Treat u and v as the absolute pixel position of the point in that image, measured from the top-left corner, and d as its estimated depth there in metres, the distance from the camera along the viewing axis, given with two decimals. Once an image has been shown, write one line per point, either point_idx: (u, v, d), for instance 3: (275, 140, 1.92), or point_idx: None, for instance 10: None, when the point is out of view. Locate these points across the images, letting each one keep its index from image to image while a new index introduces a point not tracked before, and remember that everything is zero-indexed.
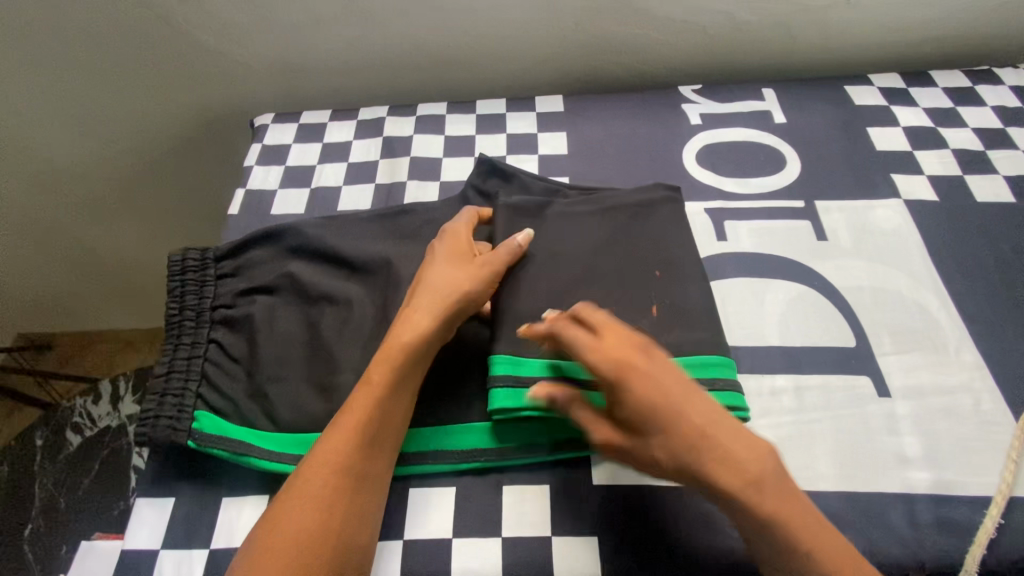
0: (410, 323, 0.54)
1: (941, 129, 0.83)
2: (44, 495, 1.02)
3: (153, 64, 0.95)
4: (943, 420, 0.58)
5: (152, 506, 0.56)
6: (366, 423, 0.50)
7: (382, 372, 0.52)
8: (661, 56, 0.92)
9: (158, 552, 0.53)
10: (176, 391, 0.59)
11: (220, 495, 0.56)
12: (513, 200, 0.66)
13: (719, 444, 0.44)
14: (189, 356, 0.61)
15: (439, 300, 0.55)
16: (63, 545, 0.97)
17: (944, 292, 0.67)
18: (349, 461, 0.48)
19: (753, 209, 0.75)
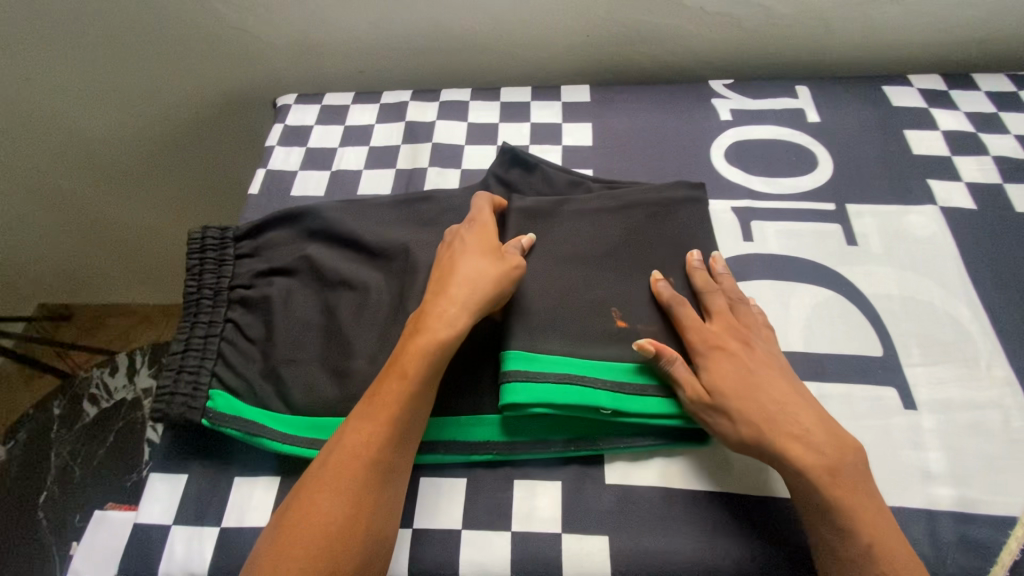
0: (444, 317, 0.53)
1: (981, 134, 0.79)
2: (60, 464, 1.04)
3: (177, 41, 0.94)
4: (970, 436, 0.56)
5: (166, 481, 0.56)
6: (397, 418, 0.49)
7: (415, 366, 0.51)
8: (692, 49, 0.89)
9: (170, 527, 0.54)
10: (192, 368, 0.59)
11: (232, 474, 0.56)
12: (525, 202, 0.65)
13: (806, 430, 0.49)
14: (206, 334, 0.61)
15: (475, 296, 0.54)
16: (75, 514, 0.98)
17: (978, 305, 0.65)
18: (378, 455, 0.48)
19: (781, 209, 0.73)
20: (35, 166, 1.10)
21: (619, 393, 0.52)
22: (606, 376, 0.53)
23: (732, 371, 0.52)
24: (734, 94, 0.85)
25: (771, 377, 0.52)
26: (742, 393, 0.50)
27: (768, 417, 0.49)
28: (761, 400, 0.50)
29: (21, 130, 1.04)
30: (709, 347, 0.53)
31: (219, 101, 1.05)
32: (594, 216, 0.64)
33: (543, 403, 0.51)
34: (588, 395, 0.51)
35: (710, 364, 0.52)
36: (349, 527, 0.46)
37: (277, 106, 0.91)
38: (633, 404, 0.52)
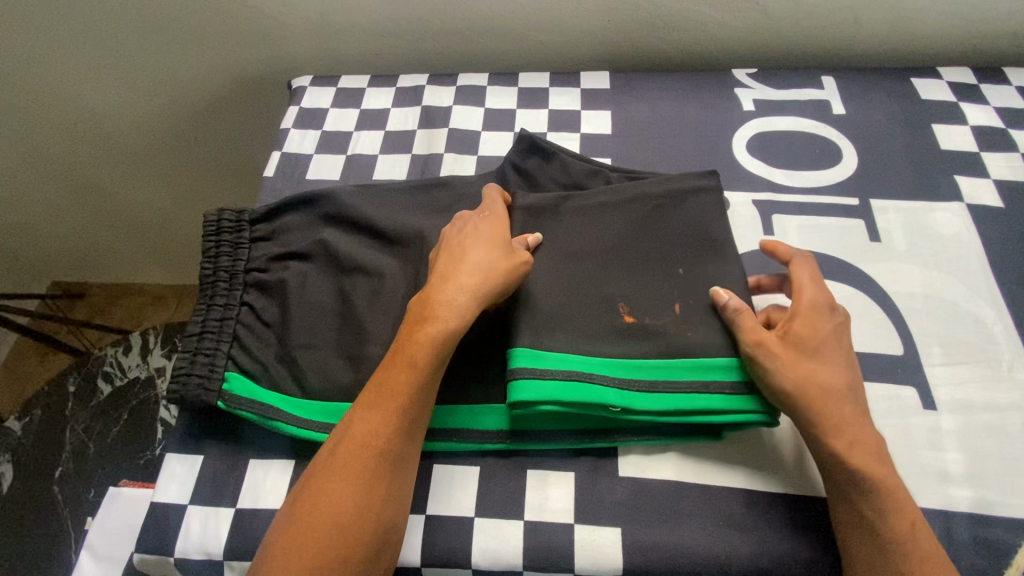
0: (452, 306, 0.52)
1: (1012, 131, 0.77)
2: (75, 440, 1.06)
3: (192, 20, 0.93)
4: (991, 438, 0.55)
5: (182, 461, 0.57)
6: (405, 406, 0.49)
7: (423, 355, 0.50)
8: (716, 36, 0.87)
9: (186, 506, 0.54)
10: (208, 351, 0.59)
11: (247, 457, 0.57)
12: (531, 198, 0.64)
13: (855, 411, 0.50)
14: (221, 317, 0.61)
15: (487, 285, 0.53)
16: (90, 490, 1.00)
17: (1002, 306, 0.63)
18: (386, 444, 0.48)
19: (803, 203, 0.71)
20: (52, 144, 1.10)
21: (626, 390, 0.51)
22: (612, 373, 0.52)
23: (820, 335, 0.52)
24: (758, 84, 0.83)
25: (849, 356, 0.53)
26: (815, 357, 0.51)
27: (829, 385, 0.50)
28: (830, 370, 0.51)
29: (37, 107, 1.03)
30: (813, 309, 0.54)
31: (235, 81, 1.05)
32: (610, 207, 0.63)
33: (551, 401, 0.50)
34: (595, 392, 0.51)
35: (805, 323, 0.53)
36: (360, 516, 0.46)
37: (292, 88, 0.90)
38: (640, 400, 0.51)
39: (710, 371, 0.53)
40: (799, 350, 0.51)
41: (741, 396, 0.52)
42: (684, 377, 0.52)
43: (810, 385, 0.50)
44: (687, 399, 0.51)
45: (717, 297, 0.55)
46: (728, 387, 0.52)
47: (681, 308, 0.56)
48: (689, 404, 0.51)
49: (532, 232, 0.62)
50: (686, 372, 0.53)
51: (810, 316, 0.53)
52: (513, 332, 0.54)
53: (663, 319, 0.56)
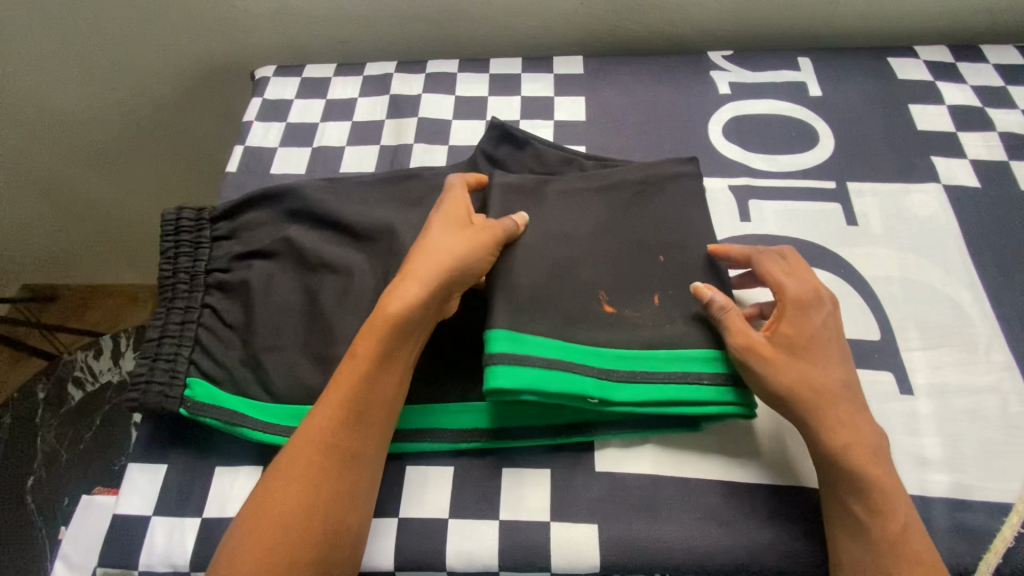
0: (397, 293, 0.51)
1: (988, 110, 0.77)
2: (46, 448, 1.03)
3: (149, 8, 0.89)
4: (967, 422, 0.55)
5: (145, 471, 0.55)
6: (349, 398, 0.49)
7: (366, 346, 0.50)
8: (691, 18, 0.85)
9: (149, 518, 0.52)
10: (168, 356, 0.57)
11: (213, 464, 0.55)
12: (505, 178, 0.62)
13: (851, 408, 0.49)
14: (182, 321, 0.59)
15: (432, 269, 0.51)
16: (64, 498, 0.97)
17: (979, 288, 0.63)
18: (333, 438, 0.48)
19: (780, 188, 0.70)
20: (10, 142, 1.05)
21: (604, 380, 0.50)
22: (591, 362, 0.51)
23: (819, 328, 0.52)
24: (734, 66, 0.82)
25: (843, 341, 0.53)
26: (810, 355, 0.51)
27: (836, 377, 0.50)
28: (825, 368, 0.50)
29: None
30: (806, 302, 0.52)
31: (200, 73, 1.01)
32: (584, 196, 0.62)
33: (529, 390, 0.48)
34: (573, 381, 0.49)
35: (800, 317, 0.52)
36: (308, 512, 0.45)
37: (256, 79, 0.87)
38: (621, 390, 0.50)
39: (687, 362, 0.52)
40: (796, 350, 0.51)
41: (718, 387, 0.51)
42: (661, 367, 0.51)
43: (828, 382, 0.50)
44: (667, 389, 0.50)
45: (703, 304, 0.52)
46: (706, 378, 0.51)
47: (659, 299, 0.55)
48: (668, 394, 0.50)
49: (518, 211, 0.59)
50: (663, 363, 0.52)
51: (804, 309, 0.52)
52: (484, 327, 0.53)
53: (638, 310, 0.55)
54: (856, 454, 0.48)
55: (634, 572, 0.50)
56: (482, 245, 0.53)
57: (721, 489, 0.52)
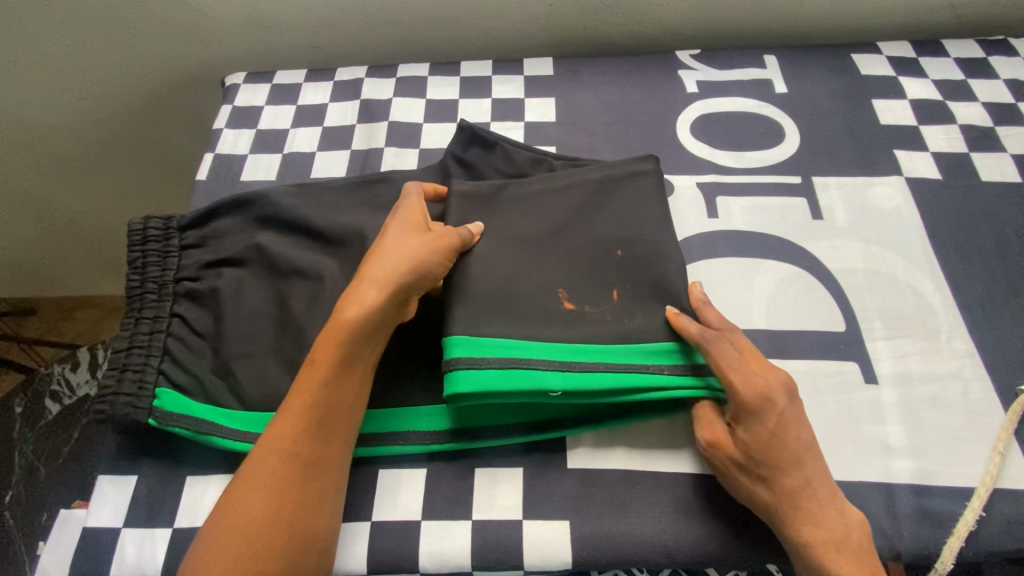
0: (355, 297, 0.51)
1: (949, 103, 0.78)
2: (23, 463, 1.01)
3: (118, 17, 0.89)
4: (929, 408, 0.56)
5: (115, 483, 0.54)
6: (310, 405, 0.49)
7: (325, 352, 0.50)
8: (659, 18, 0.86)
9: (120, 529, 0.52)
10: (137, 367, 0.56)
11: (184, 473, 0.55)
12: (465, 186, 0.62)
13: (820, 503, 0.48)
14: (151, 331, 0.59)
15: (390, 272, 0.52)
16: (43, 513, 0.96)
17: (941, 277, 0.64)
18: (295, 445, 0.48)
19: (747, 184, 0.71)
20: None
21: (569, 372, 0.51)
22: (551, 357, 0.51)
23: (770, 436, 0.48)
24: (702, 65, 0.83)
25: (805, 440, 0.49)
26: (775, 465, 0.47)
27: (782, 487, 0.47)
28: (792, 474, 0.48)
29: None
30: (757, 407, 0.48)
31: (172, 82, 1.00)
32: (551, 197, 0.62)
33: (487, 392, 0.49)
34: (537, 378, 0.50)
35: (750, 423, 0.48)
36: (269, 518, 0.45)
37: (226, 86, 0.86)
38: (583, 382, 0.50)
39: (646, 354, 0.53)
40: (755, 464, 0.48)
41: (682, 374, 0.52)
42: (622, 359, 0.52)
43: (767, 497, 0.48)
44: (626, 377, 0.51)
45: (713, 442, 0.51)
46: (665, 368, 0.52)
47: (618, 295, 0.56)
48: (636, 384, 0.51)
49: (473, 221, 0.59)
50: (624, 355, 0.52)
51: (757, 417, 0.48)
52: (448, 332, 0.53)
53: (606, 307, 0.55)
54: (819, 469, 0.49)
55: (605, 566, 0.50)
56: (438, 247, 0.54)
57: (694, 482, 0.53)
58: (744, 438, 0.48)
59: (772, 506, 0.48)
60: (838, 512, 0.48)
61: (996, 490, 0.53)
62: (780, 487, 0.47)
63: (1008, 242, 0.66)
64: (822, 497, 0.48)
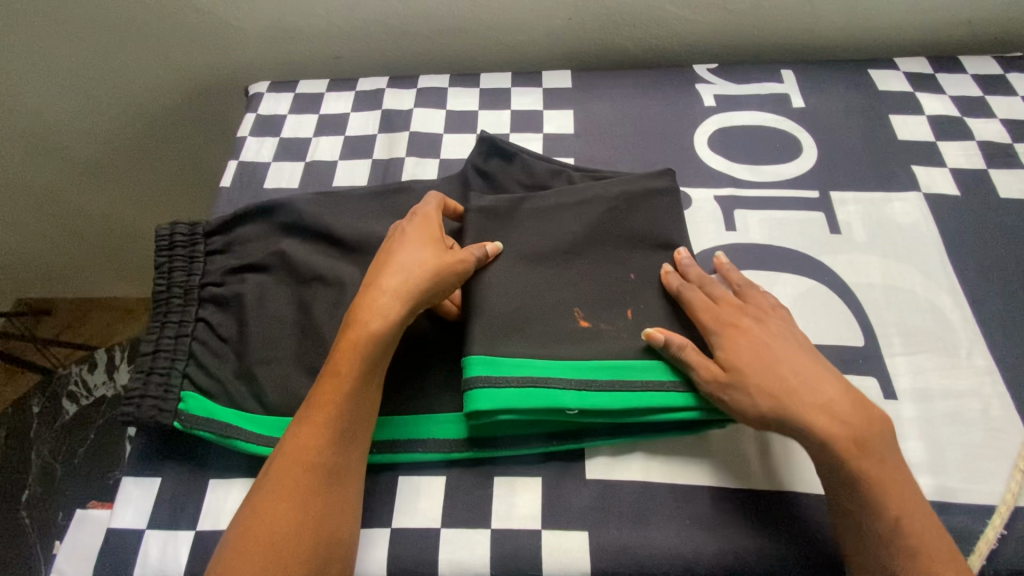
0: (376, 309, 0.52)
1: (967, 120, 0.78)
2: (40, 462, 1.02)
3: (145, 25, 0.91)
4: (949, 425, 0.56)
5: (139, 485, 0.55)
6: (333, 416, 0.49)
7: (347, 363, 0.51)
8: (676, 32, 0.87)
9: (144, 531, 0.53)
10: (162, 370, 0.57)
11: (207, 477, 0.55)
12: (483, 202, 0.63)
13: (828, 403, 0.48)
14: (176, 334, 0.60)
15: (411, 285, 0.53)
16: (59, 512, 0.96)
17: (959, 293, 0.64)
18: (320, 456, 0.48)
19: (765, 198, 0.72)
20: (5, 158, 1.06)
21: (585, 390, 0.51)
22: (568, 375, 0.52)
23: (745, 348, 0.51)
24: (719, 79, 0.84)
25: (786, 348, 0.52)
26: (761, 369, 0.50)
27: (773, 392, 0.49)
28: (784, 376, 0.50)
29: None
30: (723, 327, 0.53)
31: (195, 89, 1.02)
32: (571, 210, 0.63)
33: (507, 409, 0.50)
34: (554, 396, 0.51)
35: (722, 341, 0.52)
36: (296, 527, 0.46)
37: (249, 95, 0.88)
38: (598, 399, 0.51)
39: (662, 370, 0.53)
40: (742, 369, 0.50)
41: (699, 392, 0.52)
42: (638, 377, 0.53)
43: (773, 403, 0.48)
44: (641, 395, 0.52)
45: (654, 338, 0.53)
46: (682, 385, 0.52)
47: (633, 313, 0.57)
48: (650, 401, 0.51)
49: (494, 241, 0.60)
50: (643, 370, 0.53)
51: (724, 335, 0.53)
52: (468, 342, 0.54)
53: (621, 324, 0.56)
54: (830, 400, 0.49)
55: None
56: (455, 259, 0.55)
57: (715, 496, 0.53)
58: (721, 351, 0.52)
59: (777, 413, 0.48)
60: (867, 446, 0.48)
61: (1017, 509, 0.52)
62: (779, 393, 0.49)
63: None
64: (829, 397, 0.49)
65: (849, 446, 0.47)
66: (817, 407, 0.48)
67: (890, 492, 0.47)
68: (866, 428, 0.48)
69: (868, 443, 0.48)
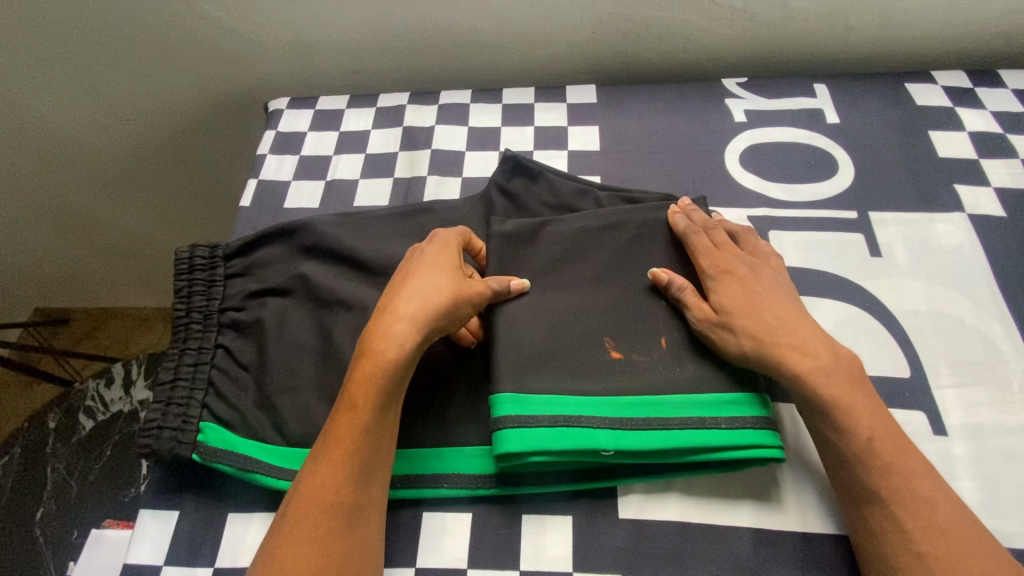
0: (391, 337, 0.50)
1: (1010, 136, 0.75)
2: (56, 480, 1.01)
3: (165, 40, 0.90)
4: (1005, 464, 0.53)
5: (156, 519, 0.54)
6: (351, 452, 0.47)
7: (363, 394, 0.49)
8: (704, 46, 0.85)
9: (161, 568, 0.51)
10: (181, 400, 0.56)
11: (225, 511, 0.54)
12: (505, 227, 0.60)
13: (808, 343, 0.51)
14: (195, 362, 0.58)
15: (426, 312, 0.50)
16: (73, 530, 0.95)
17: (1010, 321, 0.61)
18: (338, 495, 0.46)
19: (800, 218, 0.69)
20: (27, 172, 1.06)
21: (619, 429, 0.49)
22: (601, 413, 0.50)
23: (736, 293, 0.54)
24: (749, 94, 0.81)
25: (776, 297, 0.54)
26: (747, 312, 0.53)
27: (757, 331, 0.51)
28: (769, 319, 0.52)
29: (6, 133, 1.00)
30: (719, 271, 0.56)
31: (214, 105, 1.02)
32: (600, 233, 0.61)
33: (539, 450, 0.48)
34: (587, 436, 0.48)
35: (716, 284, 0.55)
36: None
37: (269, 110, 0.87)
38: (633, 438, 0.49)
39: (700, 407, 0.51)
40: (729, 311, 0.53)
41: (740, 431, 0.50)
42: (675, 414, 0.50)
43: (754, 340, 0.51)
44: (679, 434, 0.49)
45: (658, 276, 0.56)
46: (723, 423, 0.50)
47: (667, 342, 0.55)
48: (688, 441, 0.49)
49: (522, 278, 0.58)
50: (680, 407, 0.51)
51: (721, 280, 0.56)
52: (495, 373, 0.52)
53: (655, 355, 0.54)
54: (848, 410, 0.48)
55: None
56: (473, 288, 0.53)
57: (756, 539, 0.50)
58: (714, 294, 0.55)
59: (756, 350, 0.51)
60: (858, 407, 0.49)
61: None
62: (762, 330, 0.52)
63: None
64: (812, 339, 0.51)
65: (835, 401, 0.49)
66: (800, 348, 0.51)
67: (947, 538, 0.44)
68: (891, 449, 0.47)
69: (911, 482, 0.46)
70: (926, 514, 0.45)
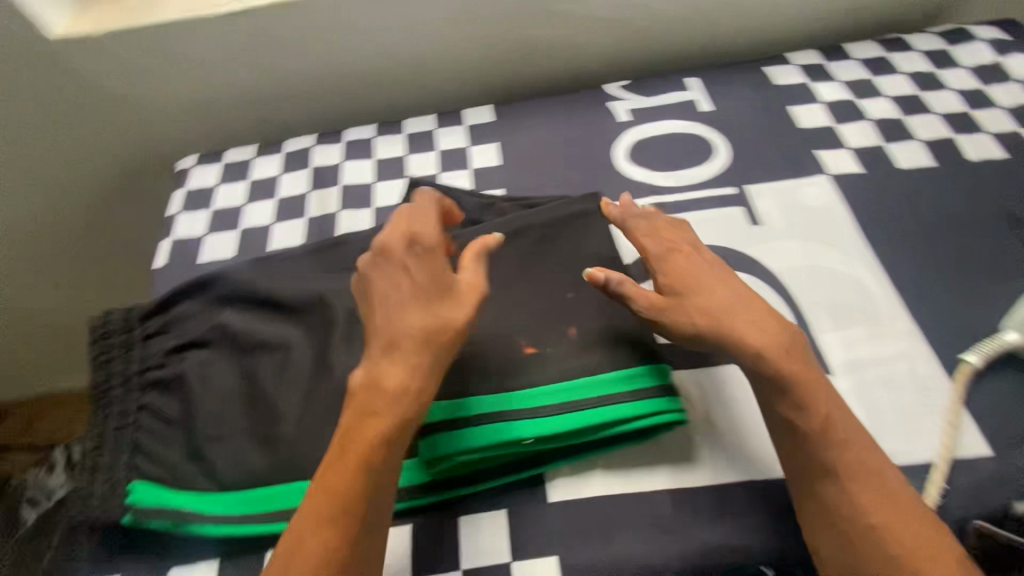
0: (399, 379, 0.48)
1: (859, 101, 0.84)
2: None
3: (64, 114, 0.92)
4: (883, 390, 0.59)
5: None
6: (357, 504, 0.45)
7: (376, 443, 0.47)
8: (585, 57, 0.92)
9: None
10: (108, 465, 0.56)
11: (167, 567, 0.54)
12: None
13: (755, 313, 0.54)
14: (120, 427, 0.59)
15: (434, 346, 0.49)
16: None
17: (876, 263, 0.68)
18: (339, 553, 0.44)
19: (687, 200, 0.75)
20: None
21: (535, 418, 0.53)
22: (518, 405, 0.54)
23: (690, 270, 0.57)
24: (631, 96, 0.88)
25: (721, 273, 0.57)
26: (695, 291, 0.55)
27: (700, 307, 0.54)
28: (716, 295, 0.55)
29: None
30: (666, 254, 0.58)
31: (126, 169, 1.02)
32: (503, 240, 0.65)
33: (462, 449, 0.52)
34: (506, 429, 0.52)
35: (665, 267, 0.57)
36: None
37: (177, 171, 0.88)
38: (547, 424, 0.53)
39: (608, 385, 0.55)
40: (680, 292, 0.55)
41: (644, 400, 0.54)
42: (585, 395, 0.54)
43: (706, 318, 0.53)
44: (590, 413, 0.53)
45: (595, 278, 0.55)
46: (629, 396, 0.54)
47: (575, 331, 0.59)
48: (598, 418, 0.53)
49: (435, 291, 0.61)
50: (590, 388, 0.54)
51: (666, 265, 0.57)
52: None
53: (562, 345, 0.58)
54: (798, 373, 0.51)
55: None
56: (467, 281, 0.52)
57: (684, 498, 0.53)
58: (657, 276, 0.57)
59: (709, 328, 0.53)
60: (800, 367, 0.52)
61: (954, 460, 0.55)
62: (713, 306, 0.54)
63: (930, 223, 0.71)
64: (756, 310, 0.54)
65: (783, 366, 0.51)
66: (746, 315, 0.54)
67: (870, 483, 0.48)
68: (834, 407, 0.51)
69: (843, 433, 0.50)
70: (857, 468, 0.48)
